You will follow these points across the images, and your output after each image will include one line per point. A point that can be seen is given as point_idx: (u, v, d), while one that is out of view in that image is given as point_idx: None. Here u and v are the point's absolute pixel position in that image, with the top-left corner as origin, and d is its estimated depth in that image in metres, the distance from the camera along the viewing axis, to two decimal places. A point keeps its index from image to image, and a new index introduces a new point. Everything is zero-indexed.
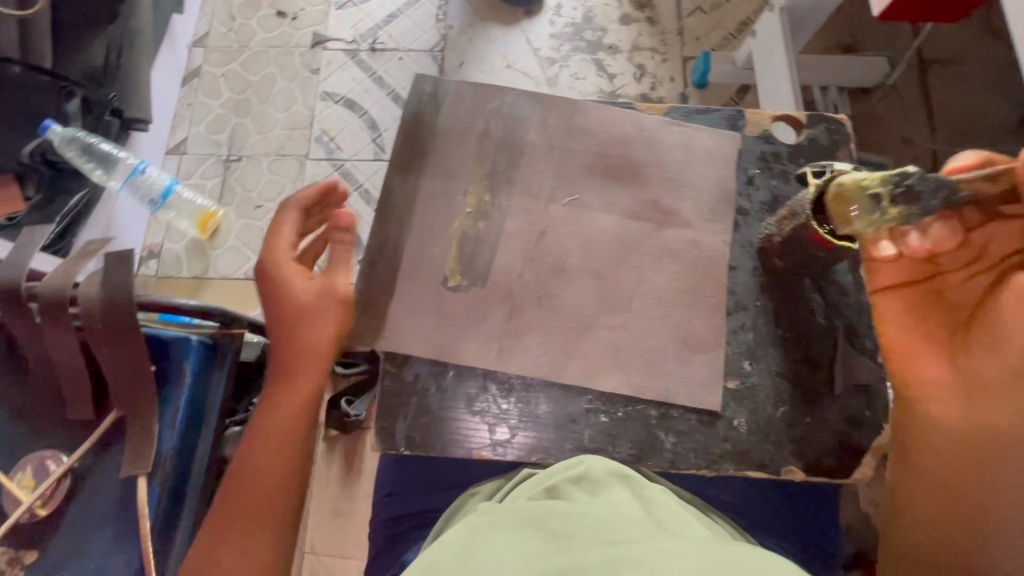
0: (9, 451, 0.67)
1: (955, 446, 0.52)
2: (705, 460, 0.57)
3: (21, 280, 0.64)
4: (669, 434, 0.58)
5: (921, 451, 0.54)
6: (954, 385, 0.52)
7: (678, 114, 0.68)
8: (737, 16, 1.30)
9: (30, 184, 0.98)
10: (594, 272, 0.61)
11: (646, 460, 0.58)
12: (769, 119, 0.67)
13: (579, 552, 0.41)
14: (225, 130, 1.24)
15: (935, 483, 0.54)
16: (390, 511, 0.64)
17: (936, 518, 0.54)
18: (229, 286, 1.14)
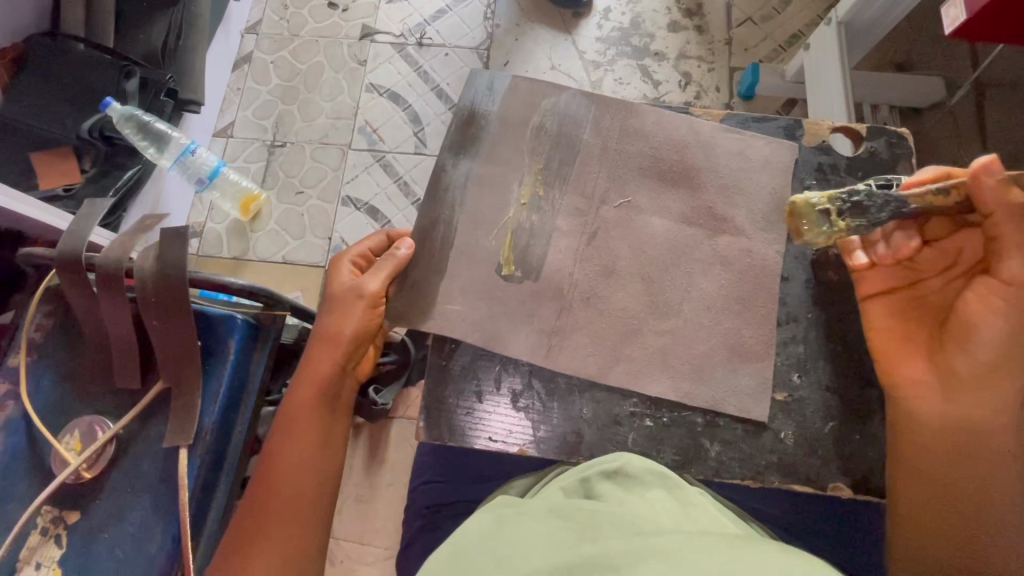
0: (59, 414, 0.69)
1: (940, 444, 0.53)
2: (751, 470, 0.56)
3: (81, 251, 0.66)
4: (713, 444, 0.57)
5: (913, 450, 0.54)
6: (934, 383, 0.54)
7: (734, 120, 0.67)
8: (788, 29, 1.28)
9: (86, 158, 1.00)
10: (642, 276, 0.61)
11: (688, 468, 0.57)
12: (828, 130, 0.65)
13: (602, 541, 0.42)
14: (272, 116, 1.27)
15: (929, 484, 0.53)
16: (424, 499, 0.66)
17: (931, 521, 0.52)
18: (267, 269, 1.17)
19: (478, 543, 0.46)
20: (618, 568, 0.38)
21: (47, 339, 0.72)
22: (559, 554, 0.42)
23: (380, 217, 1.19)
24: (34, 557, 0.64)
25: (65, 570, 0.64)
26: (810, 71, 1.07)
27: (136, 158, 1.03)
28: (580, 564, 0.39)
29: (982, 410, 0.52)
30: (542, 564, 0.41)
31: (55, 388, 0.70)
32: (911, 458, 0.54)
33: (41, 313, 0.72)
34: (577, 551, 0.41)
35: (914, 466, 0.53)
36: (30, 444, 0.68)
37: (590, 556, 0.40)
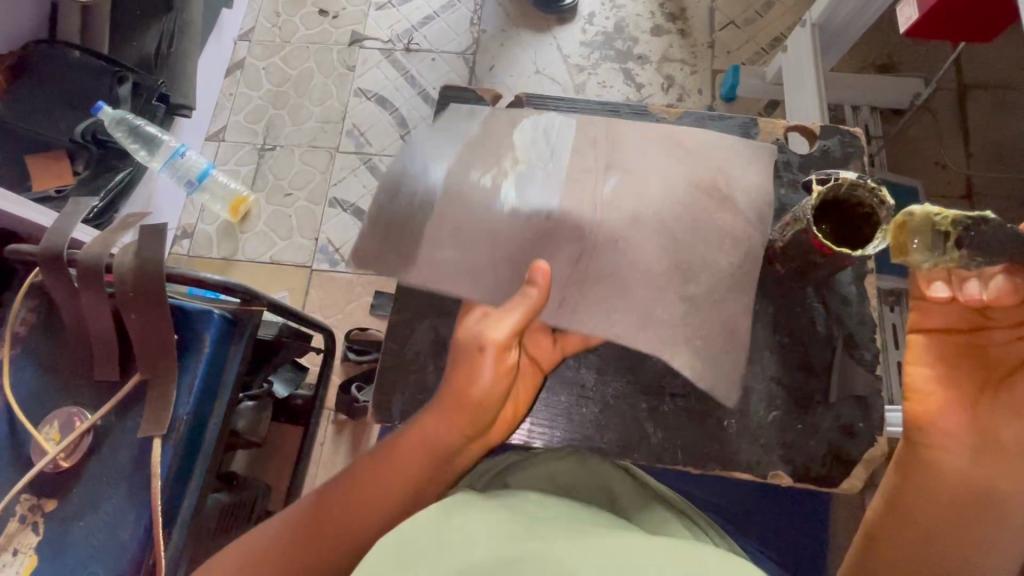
0: (40, 405, 0.72)
1: (961, 514, 0.49)
2: (692, 458, 0.58)
3: (63, 247, 0.69)
4: (654, 432, 0.59)
5: (928, 505, 0.50)
6: (989, 455, 0.49)
7: (692, 118, 0.68)
8: (770, 32, 1.29)
9: (79, 161, 1.03)
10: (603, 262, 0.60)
11: (631, 453, 0.59)
12: (782, 129, 0.67)
13: (545, 536, 0.42)
14: (262, 120, 1.30)
15: (928, 543, 0.50)
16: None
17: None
18: (255, 269, 1.19)
19: (422, 522, 0.44)
20: (564, 562, 0.38)
21: (31, 333, 0.74)
22: (506, 545, 0.41)
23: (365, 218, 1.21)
24: (11, 544, 0.66)
25: (41, 556, 0.66)
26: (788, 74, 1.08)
27: (128, 161, 1.06)
28: (526, 556, 0.39)
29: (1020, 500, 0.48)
30: (487, 555, 0.39)
31: (37, 380, 0.73)
32: (923, 509, 0.50)
33: (25, 307, 0.75)
34: (522, 544, 0.41)
35: (917, 517, 0.50)
36: (11, 434, 0.70)
37: (535, 549, 0.40)
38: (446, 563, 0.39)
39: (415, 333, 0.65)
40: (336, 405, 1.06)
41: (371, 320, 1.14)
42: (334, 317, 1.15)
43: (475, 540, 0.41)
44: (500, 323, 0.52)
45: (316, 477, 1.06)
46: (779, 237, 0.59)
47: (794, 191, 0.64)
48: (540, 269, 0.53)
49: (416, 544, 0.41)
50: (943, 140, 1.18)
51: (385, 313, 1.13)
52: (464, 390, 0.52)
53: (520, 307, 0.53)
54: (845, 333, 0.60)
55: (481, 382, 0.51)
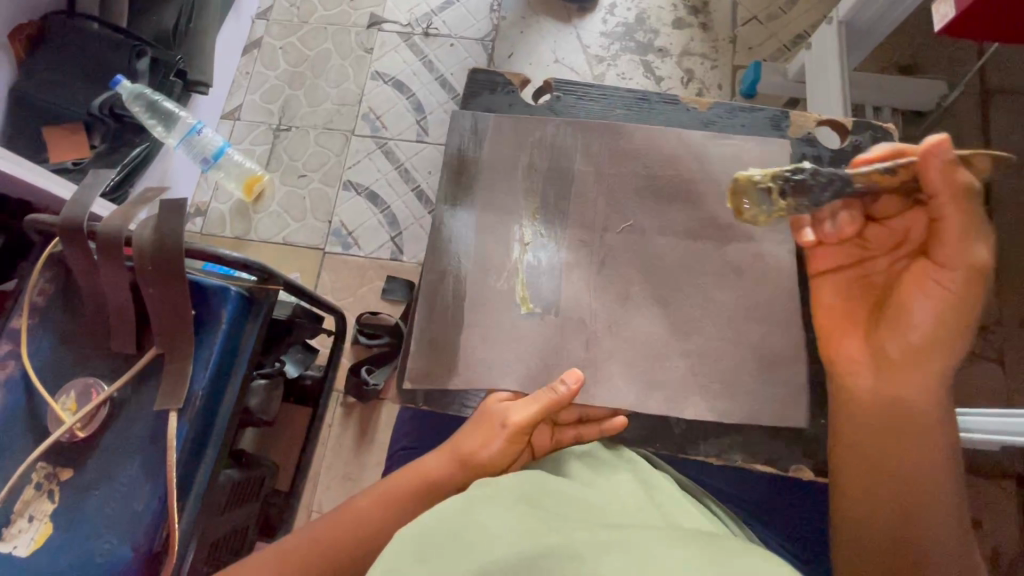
0: (57, 375, 0.72)
1: (904, 445, 0.50)
2: (715, 450, 0.56)
3: (84, 219, 0.69)
4: (678, 422, 0.56)
5: (877, 447, 0.51)
6: (894, 371, 0.51)
7: (722, 110, 0.67)
8: (793, 29, 1.28)
9: (96, 133, 1.03)
10: (628, 252, 0.60)
11: (651, 443, 0.56)
12: (815, 122, 0.65)
13: (565, 530, 0.43)
14: (279, 100, 1.29)
15: (894, 488, 0.50)
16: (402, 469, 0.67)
17: (895, 527, 0.49)
18: (268, 249, 1.19)
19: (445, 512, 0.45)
20: (583, 558, 0.39)
21: (49, 303, 0.74)
22: (526, 538, 0.41)
23: (379, 202, 1.21)
24: (26, 510, 0.66)
25: (56, 524, 0.66)
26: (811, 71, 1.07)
27: (144, 136, 1.06)
28: (548, 552, 0.40)
29: (931, 403, 0.51)
30: (507, 548, 0.40)
31: (55, 350, 0.73)
32: (877, 452, 0.51)
33: (43, 278, 0.75)
34: (542, 538, 0.42)
35: (872, 463, 0.51)
36: (28, 402, 0.71)
37: (556, 544, 0.41)
38: (468, 556, 0.40)
39: None
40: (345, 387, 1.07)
41: (382, 303, 1.14)
42: (345, 300, 1.15)
43: (497, 535, 0.42)
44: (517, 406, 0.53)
45: (324, 458, 1.07)
46: None
47: None
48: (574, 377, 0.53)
49: (439, 536, 0.42)
50: (964, 144, 1.17)
51: (397, 297, 1.14)
52: (474, 451, 0.54)
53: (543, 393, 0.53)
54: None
55: (484, 452, 0.53)
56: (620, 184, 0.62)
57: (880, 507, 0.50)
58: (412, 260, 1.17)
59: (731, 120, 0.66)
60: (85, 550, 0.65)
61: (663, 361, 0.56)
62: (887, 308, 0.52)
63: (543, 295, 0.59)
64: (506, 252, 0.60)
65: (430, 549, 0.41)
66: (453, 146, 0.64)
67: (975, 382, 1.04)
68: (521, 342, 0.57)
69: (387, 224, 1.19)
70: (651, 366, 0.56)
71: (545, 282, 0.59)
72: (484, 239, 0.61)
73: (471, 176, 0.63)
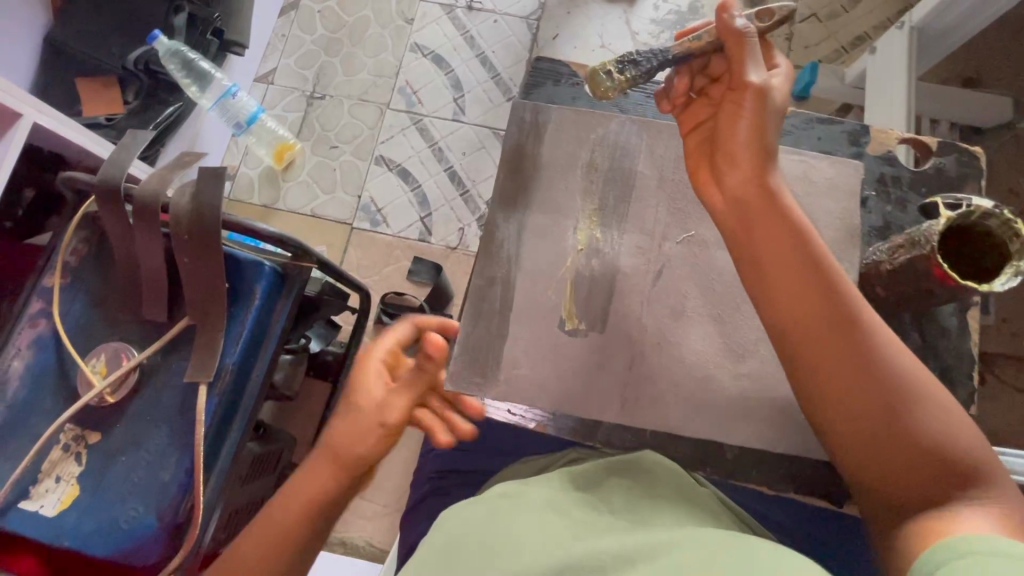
0: (88, 337, 0.72)
1: (824, 312, 0.47)
2: (765, 477, 0.55)
3: (121, 180, 0.67)
4: (731, 447, 0.57)
5: (804, 330, 0.47)
6: (763, 226, 0.50)
7: (798, 121, 0.64)
8: (853, 30, 1.22)
9: (131, 89, 1.01)
10: (686, 265, 0.58)
11: (702, 465, 0.57)
12: (896, 140, 0.62)
13: (591, 538, 0.43)
14: (314, 67, 1.25)
15: (842, 365, 0.46)
16: (433, 465, 0.66)
17: (868, 410, 0.45)
18: (295, 220, 1.17)
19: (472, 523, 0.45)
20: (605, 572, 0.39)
21: (81, 264, 0.73)
22: (549, 551, 0.41)
23: (410, 179, 1.18)
24: (54, 471, 0.67)
25: (83, 486, 0.66)
26: (872, 77, 1.03)
27: (179, 96, 1.04)
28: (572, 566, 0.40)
29: (807, 231, 0.49)
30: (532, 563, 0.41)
31: (85, 312, 0.72)
32: (806, 334, 0.47)
33: (77, 237, 0.74)
34: (568, 548, 0.41)
35: (813, 352, 0.47)
36: (58, 362, 0.70)
37: (579, 554, 0.40)
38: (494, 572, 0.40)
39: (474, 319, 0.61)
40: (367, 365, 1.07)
41: (407, 285, 1.13)
42: (371, 278, 1.14)
43: (522, 547, 0.42)
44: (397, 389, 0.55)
45: None
46: (885, 257, 0.52)
47: (901, 210, 0.60)
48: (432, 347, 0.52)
49: (464, 553, 0.43)
50: None
51: (423, 280, 1.12)
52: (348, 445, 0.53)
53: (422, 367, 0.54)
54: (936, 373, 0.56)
55: (360, 447, 0.53)
56: (680, 192, 0.60)
57: (843, 396, 0.46)
58: (440, 242, 1.14)
59: (806, 132, 0.64)
60: (110, 514, 0.66)
61: (714, 381, 0.54)
62: (734, 157, 0.51)
63: (593, 302, 0.57)
64: (559, 253, 0.58)
65: (456, 565, 0.42)
66: (507, 137, 0.61)
67: (1005, 413, 1.02)
68: (568, 349, 0.55)
69: (417, 203, 1.17)
70: (701, 385, 0.54)
71: (596, 288, 0.57)
72: (537, 237, 0.58)
73: (525, 171, 0.60)
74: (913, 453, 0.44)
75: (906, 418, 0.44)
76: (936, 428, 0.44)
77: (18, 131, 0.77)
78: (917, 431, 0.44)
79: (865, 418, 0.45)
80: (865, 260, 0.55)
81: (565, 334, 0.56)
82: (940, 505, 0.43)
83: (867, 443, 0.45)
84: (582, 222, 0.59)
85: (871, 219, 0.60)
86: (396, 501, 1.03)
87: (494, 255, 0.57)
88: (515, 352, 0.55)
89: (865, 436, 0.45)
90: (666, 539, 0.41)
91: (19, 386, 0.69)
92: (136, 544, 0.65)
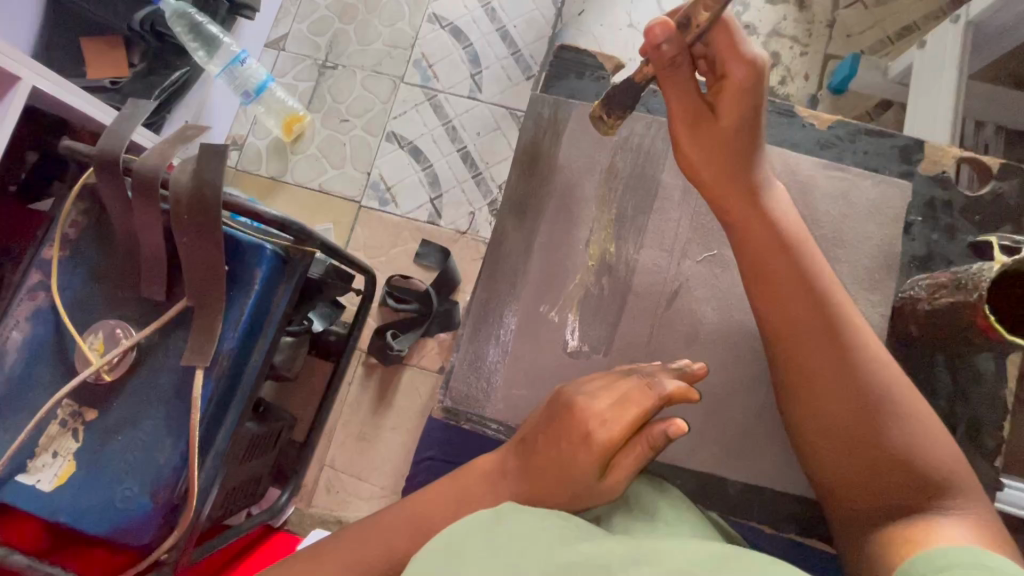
0: (85, 313, 0.70)
1: (805, 320, 0.48)
2: (770, 517, 0.52)
3: (120, 152, 0.64)
4: (735, 481, 0.52)
5: (786, 339, 0.48)
6: (752, 231, 0.50)
7: (845, 130, 0.59)
8: (902, 19, 1.13)
9: (136, 52, 0.99)
10: (703, 281, 0.55)
11: (703, 500, 0.52)
12: (952, 159, 0.58)
13: (598, 541, 0.40)
14: (327, 34, 1.20)
15: (822, 376, 0.47)
16: (426, 475, 0.61)
17: (845, 420, 0.46)
18: (302, 195, 1.14)
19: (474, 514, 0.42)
20: (612, 570, 0.36)
21: (80, 237, 0.72)
22: (554, 547, 0.38)
23: (422, 159, 1.14)
24: (51, 446, 0.67)
25: (78, 463, 0.66)
26: (918, 74, 0.96)
27: (186, 61, 1.00)
28: (578, 562, 0.37)
29: (798, 236, 0.50)
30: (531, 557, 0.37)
31: (84, 287, 0.71)
32: (788, 343, 0.48)
33: (76, 209, 0.72)
34: (574, 548, 0.39)
35: (793, 360, 0.48)
36: (56, 337, 0.69)
37: (586, 553, 0.38)
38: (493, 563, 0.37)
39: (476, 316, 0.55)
40: (369, 349, 1.06)
41: (414, 268, 1.10)
42: (377, 260, 1.11)
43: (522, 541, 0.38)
44: (604, 397, 0.45)
45: (340, 416, 1.06)
46: (924, 295, 0.50)
47: (949, 239, 0.56)
48: (677, 423, 0.42)
49: (470, 539, 0.39)
50: None
51: (429, 264, 1.09)
52: None
53: (629, 382, 0.45)
54: (968, 414, 0.53)
55: None
56: (705, 204, 0.56)
57: (821, 406, 0.47)
58: (449, 226, 1.11)
59: (851, 145, 0.59)
60: (106, 492, 0.66)
61: (723, 405, 0.52)
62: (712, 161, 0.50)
63: (604, 314, 0.54)
64: (571, 261, 0.55)
65: (459, 552, 0.38)
66: (522, 132, 0.57)
67: None
68: (574, 366, 0.53)
69: (428, 184, 1.13)
70: (710, 408, 0.52)
71: (608, 301, 0.54)
72: (548, 243, 0.55)
73: (540, 170, 0.57)
74: (884, 462, 0.45)
75: (880, 427, 0.45)
76: (911, 437, 0.45)
77: (17, 95, 0.75)
78: (892, 440, 0.45)
79: (834, 428, 0.46)
80: (903, 292, 0.53)
81: (567, 356, 0.53)
82: (907, 511, 0.44)
83: (842, 451, 0.46)
84: (596, 232, 0.55)
85: (914, 247, 0.56)
86: (394, 485, 1.03)
87: (501, 259, 0.55)
88: (516, 369, 0.53)
89: (834, 444, 0.46)
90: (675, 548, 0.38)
91: (17, 358, 0.69)
92: (131, 523, 0.65)
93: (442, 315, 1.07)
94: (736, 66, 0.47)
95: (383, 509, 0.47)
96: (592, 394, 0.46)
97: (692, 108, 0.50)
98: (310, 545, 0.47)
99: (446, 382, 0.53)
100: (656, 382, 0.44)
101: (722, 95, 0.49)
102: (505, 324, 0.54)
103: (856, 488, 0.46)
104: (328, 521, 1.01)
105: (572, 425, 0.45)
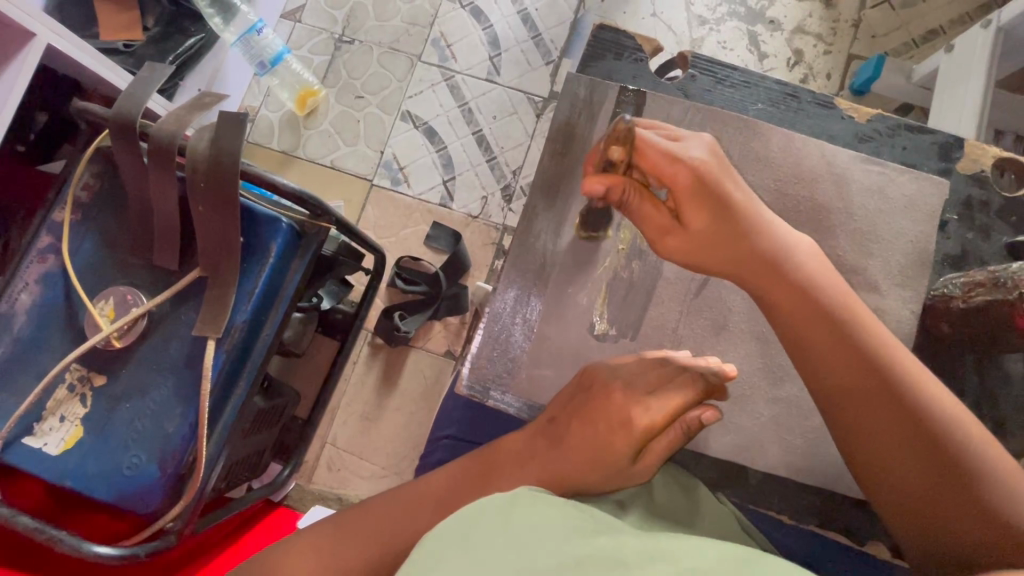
0: (97, 277, 0.70)
1: (860, 388, 0.46)
2: (789, 506, 0.53)
3: (137, 117, 0.62)
4: (757, 471, 0.54)
5: (844, 412, 0.46)
6: (800, 298, 0.48)
7: (884, 125, 0.59)
8: (928, 22, 1.12)
9: (151, 15, 0.96)
10: None
11: (724, 489, 0.53)
12: (990, 159, 0.59)
13: (613, 536, 0.39)
14: (345, 8, 1.18)
15: (883, 445, 0.45)
16: (443, 453, 0.60)
17: (915, 482, 0.44)
18: (314, 170, 1.13)
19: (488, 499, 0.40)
20: (628, 567, 0.36)
21: (93, 200, 0.71)
22: (570, 540, 0.37)
23: (436, 139, 1.13)
24: (58, 410, 0.66)
25: (86, 428, 0.66)
26: (942, 79, 0.95)
27: (201, 26, 0.99)
28: (595, 557, 0.36)
29: (845, 304, 0.48)
30: (553, 551, 0.36)
31: (96, 251, 0.70)
32: (846, 416, 0.46)
33: (88, 172, 0.71)
34: (589, 542, 0.37)
35: (850, 427, 0.46)
36: (66, 301, 0.68)
37: (602, 548, 0.37)
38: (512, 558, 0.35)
39: (500, 293, 0.53)
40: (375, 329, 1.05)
41: (424, 250, 1.09)
42: (387, 239, 1.10)
43: (540, 531, 0.38)
44: (642, 388, 0.45)
45: (345, 394, 1.06)
46: (958, 293, 0.52)
47: (985, 239, 0.57)
48: (711, 410, 0.44)
49: (481, 530, 0.37)
50: None
51: (439, 246, 1.09)
52: None
53: (664, 372, 0.46)
54: (994, 415, 0.54)
55: None
56: None
57: (888, 473, 0.45)
58: (460, 209, 1.10)
59: (890, 140, 0.59)
60: (113, 459, 0.65)
61: (745, 399, 0.52)
62: (733, 247, 0.48)
63: (632, 300, 0.54)
64: (603, 245, 0.54)
65: (468, 547, 0.36)
66: (557, 113, 0.56)
67: None
68: (599, 352, 0.53)
69: (441, 165, 1.12)
70: (732, 401, 0.52)
71: (636, 288, 0.54)
72: (578, 228, 0.55)
73: (571, 154, 0.56)
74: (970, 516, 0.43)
75: (959, 486, 0.43)
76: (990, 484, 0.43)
77: (31, 53, 0.73)
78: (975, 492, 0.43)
79: (912, 493, 0.45)
80: (933, 290, 0.54)
81: (594, 339, 0.53)
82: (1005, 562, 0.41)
83: (909, 516, 0.45)
84: (627, 217, 0.55)
85: (948, 245, 0.57)
86: (395, 464, 1.03)
87: (526, 242, 0.54)
88: (541, 351, 0.52)
89: (917, 511, 0.44)
90: (689, 544, 0.38)
91: (24, 322, 0.68)
92: (138, 490, 0.65)
93: (450, 298, 1.06)
94: (676, 172, 0.47)
95: (405, 485, 0.47)
96: (629, 379, 0.46)
97: (660, 225, 0.49)
98: (327, 517, 0.47)
99: (470, 363, 0.52)
100: (695, 376, 0.44)
101: (682, 204, 0.48)
102: (532, 308, 0.53)
103: (934, 547, 0.44)
104: (328, 497, 1.01)
105: (608, 410, 0.45)
